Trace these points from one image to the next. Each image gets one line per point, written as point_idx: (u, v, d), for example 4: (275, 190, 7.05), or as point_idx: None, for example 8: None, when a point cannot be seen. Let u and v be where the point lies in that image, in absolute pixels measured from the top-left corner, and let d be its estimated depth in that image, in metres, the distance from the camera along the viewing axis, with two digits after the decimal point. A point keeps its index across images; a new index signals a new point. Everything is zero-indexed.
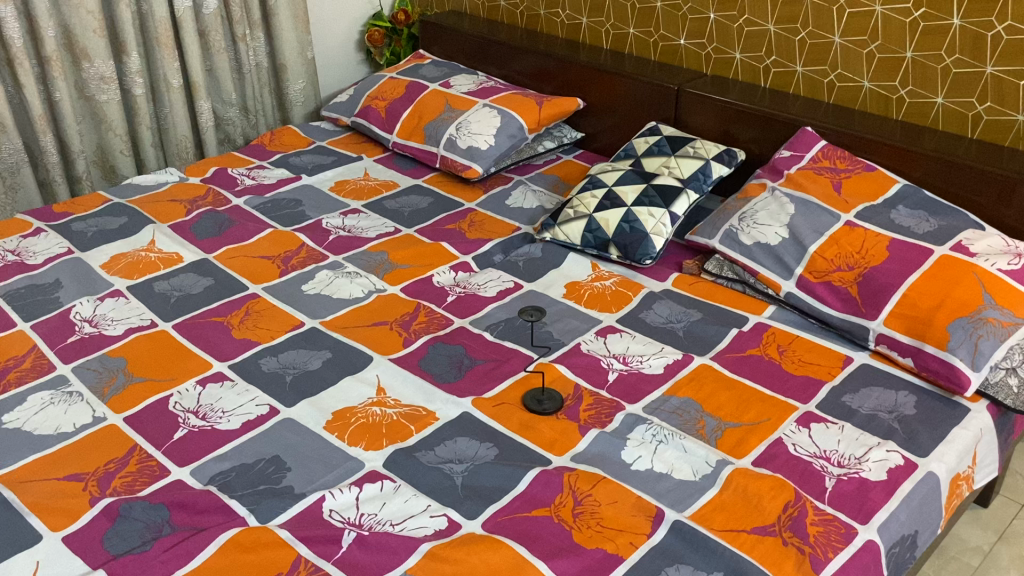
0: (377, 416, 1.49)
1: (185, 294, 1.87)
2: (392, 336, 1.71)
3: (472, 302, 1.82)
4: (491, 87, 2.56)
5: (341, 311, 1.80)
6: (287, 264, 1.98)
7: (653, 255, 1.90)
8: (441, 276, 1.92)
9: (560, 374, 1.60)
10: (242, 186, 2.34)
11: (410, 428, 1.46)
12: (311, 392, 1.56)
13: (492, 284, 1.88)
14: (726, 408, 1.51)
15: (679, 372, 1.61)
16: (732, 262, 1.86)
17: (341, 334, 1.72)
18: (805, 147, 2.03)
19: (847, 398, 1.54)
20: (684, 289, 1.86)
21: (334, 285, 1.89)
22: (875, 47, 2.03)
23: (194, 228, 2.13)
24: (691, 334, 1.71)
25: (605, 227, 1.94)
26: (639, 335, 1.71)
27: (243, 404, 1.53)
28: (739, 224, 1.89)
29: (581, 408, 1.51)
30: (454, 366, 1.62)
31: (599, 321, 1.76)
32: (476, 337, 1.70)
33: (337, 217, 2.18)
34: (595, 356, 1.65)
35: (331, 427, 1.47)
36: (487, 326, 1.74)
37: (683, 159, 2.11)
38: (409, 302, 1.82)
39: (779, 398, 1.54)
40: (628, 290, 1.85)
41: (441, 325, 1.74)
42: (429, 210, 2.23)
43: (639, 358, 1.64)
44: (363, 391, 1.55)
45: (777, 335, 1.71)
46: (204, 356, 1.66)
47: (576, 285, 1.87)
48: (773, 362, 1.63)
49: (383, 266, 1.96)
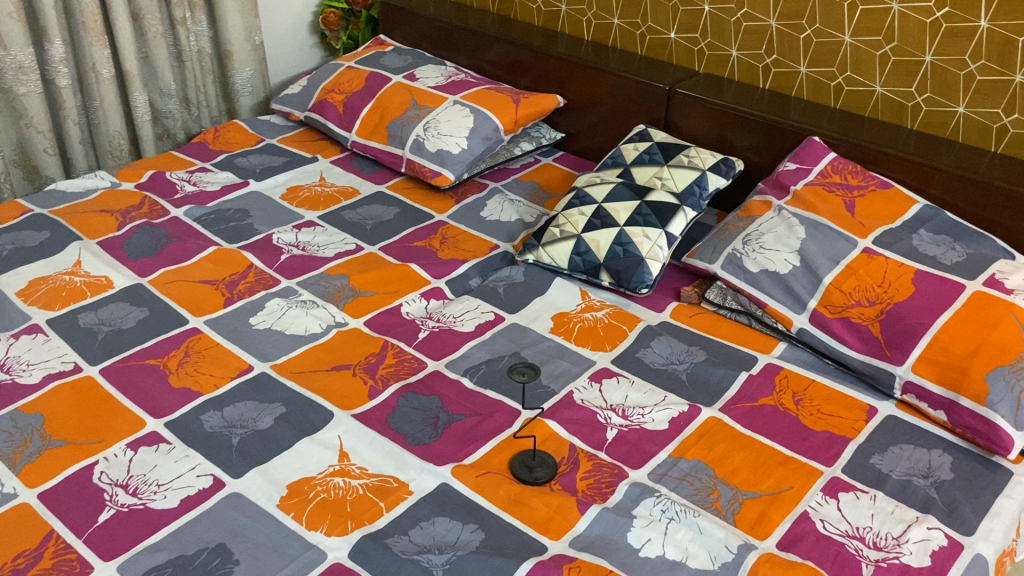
0: (342, 489, 1.28)
1: (115, 328, 1.62)
2: (356, 384, 1.49)
3: (446, 340, 1.60)
4: (461, 80, 2.33)
5: (297, 351, 1.57)
6: (233, 291, 1.74)
7: (649, 283, 1.69)
8: (410, 305, 1.70)
9: (552, 431, 1.40)
10: (182, 194, 2.08)
11: (380, 507, 1.26)
12: (262, 459, 1.34)
13: (469, 317, 1.66)
14: (742, 474, 1.33)
15: (685, 429, 1.41)
16: (737, 291, 1.67)
17: (296, 382, 1.49)
18: (813, 159, 1.84)
19: (876, 460, 1.36)
20: (683, 322, 1.67)
21: (287, 317, 1.66)
22: (890, 49, 1.84)
23: (126, 245, 1.87)
24: (696, 378, 1.52)
25: (595, 250, 1.73)
26: (638, 380, 1.51)
27: (181, 475, 1.30)
28: (744, 249, 1.70)
29: (577, 477, 1.32)
30: (429, 423, 1.41)
31: (592, 362, 1.55)
32: (453, 385, 1.49)
33: (290, 232, 1.95)
34: (590, 409, 1.44)
35: (287, 505, 1.26)
36: (465, 369, 1.53)
37: (677, 170, 1.91)
38: (375, 340, 1.60)
39: (800, 461, 1.36)
40: (623, 323, 1.65)
41: (412, 370, 1.52)
42: (395, 222, 2.00)
43: (639, 412, 1.44)
44: (324, 458, 1.34)
45: (790, 379, 1.52)
46: (136, 411, 1.43)
47: (563, 317, 1.66)
48: (789, 415, 1.45)
49: (344, 294, 1.73)
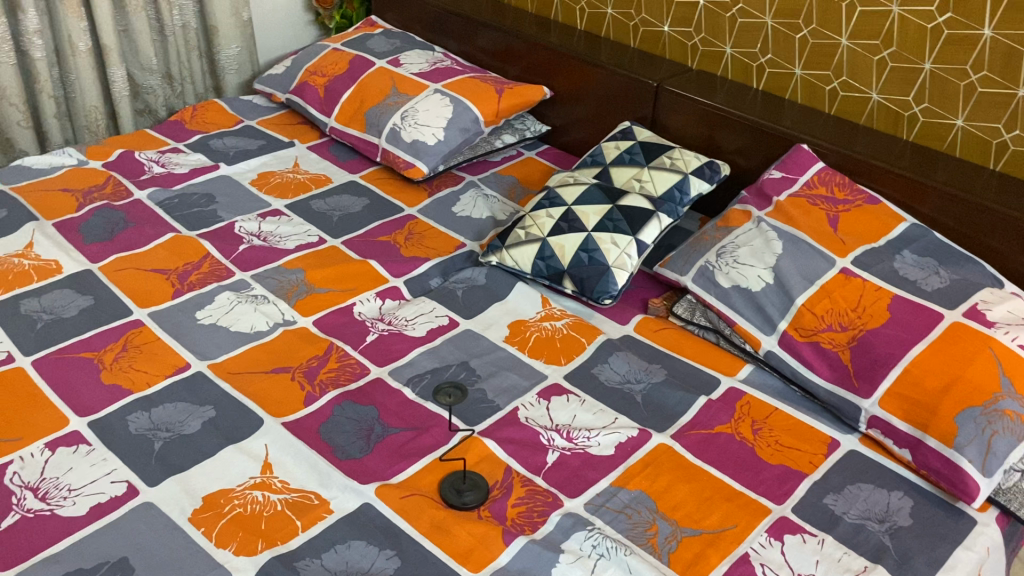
0: (259, 504, 1.22)
1: (56, 318, 1.57)
2: (293, 389, 1.42)
3: (394, 344, 1.53)
4: (447, 67, 2.24)
5: (238, 350, 1.51)
6: (184, 282, 1.68)
7: (613, 293, 1.60)
8: (364, 305, 1.63)
9: (489, 452, 1.32)
10: (149, 176, 2.02)
11: (295, 526, 1.20)
12: (182, 467, 1.28)
13: (422, 321, 1.58)
14: (684, 509, 1.25)
15: (632, 455, 1.33)
16: (706, 307, 1.58)
17: (231, 384, 1.43)
18: (799, 169, 1.74)
19: (830, 500, 1.27)
20: (647, 337, 1.58)
21: (234, 313, 1.59)
22: (888, 54, 1.73)
23: (83, 228, 1.82)
24: (651, 401, 1.44)
25: (559, 256, 1.65)
26: (589, 400, 1.43)
27: (95, 480, 1.25)
28: (717, 262, 1.61)
29: (508, 504, 1.24)
30: (361, 436, 1.34)
31: (543, 377, 1.48)
32: (393, 395, 1.42)
33: (253, 220, 1.88)
34: (532, 429, 1.37)
35: (199, 519, 1.20)
36: (408, 378, 1.45)
37: (657, 172, 1.82)
38: (320, 341, 1.53)
39: (749, 497, 1.27)
40: (582, 335, 1.56)
41: (352, 376, 1.45)
42: (363, 214, 1.93)
43: (585, 435, 1.36)
44: (246, 468, 1.28)
45: (752, 406, 1.43)
46: (61, 407, 1.37)
47: (520, 325, 1.58)
48: (746, 446, 1.36)
49: (297, 289, 1.66)
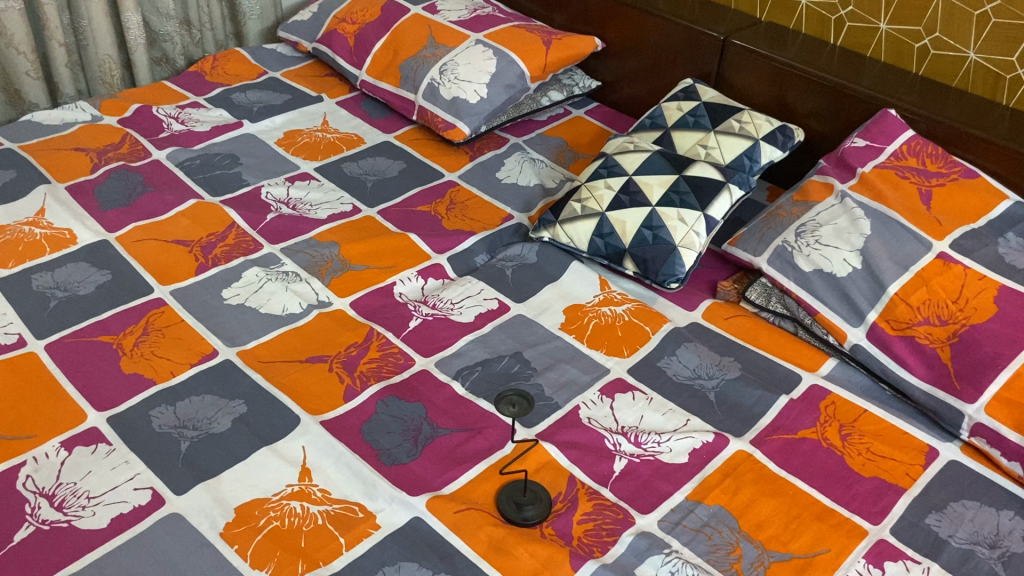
0: (298, 517, 1.10)
1: (71, 295, 1.43)
2: (331, 383, 1.29)
3: (440, 330, 1.39)
4: (488, 15, 2.06)
5: (269, 336, 1.38)
6: (208, 256, 1.54)
7: (680, 277, 1.46)
8: (404, 284, 1.49)
9: (550, 458, 1.19)
10: (168, 134, 1.87)
11: (339, 544, 1.07)
12: (212, 472, 1.15)
13: (469, 304, 1.44)
14: (770, 528, 1.12)
15: (708, 464, 1.20)
16: (784, 292, 1.44)
17: (263, 374, 1.30)
18: (886, 137, 1.56)
19: (933, 520, 1.14)
20: (718, 325, 1.44)
21: (263, 292, 1.46)
22: (991, 9, 1.54)
23: (98, 192, 1.68)
24: (726, 400, 1.30)
25: (620, 234, 1.50)
26: (657, 398, 1.29)
27: (116, 487, 1.13)
28: (796, 242, 1.45)
29: (573, 520, 1.12)
30: (408, 437, 1.21)
31: (604, 370, 1.34)
32: (441, 389, 1.28)
33: (280, 185, 1.74)
34: (596, 432, 1.23)
35: (231, 535, 1.08)
36: (458, 370, 1.32)
37: (725, 137, 1.65)
38: (359, 326, 1.39)
39: (842, 515, 1.14)
40: (646, 322, 1.42)
41: (396, 368, 1.31)
42: (399, 180, 1.78)
43: (654, 440, 1.23)
44: (282, 474, 1.15)
45: (838, 407, 1.30)
46: (78, 399, 1.25)
47: (577, 310, 1.44)
48: (834, 454, 1.23)
49: (331, 266, 1.52)
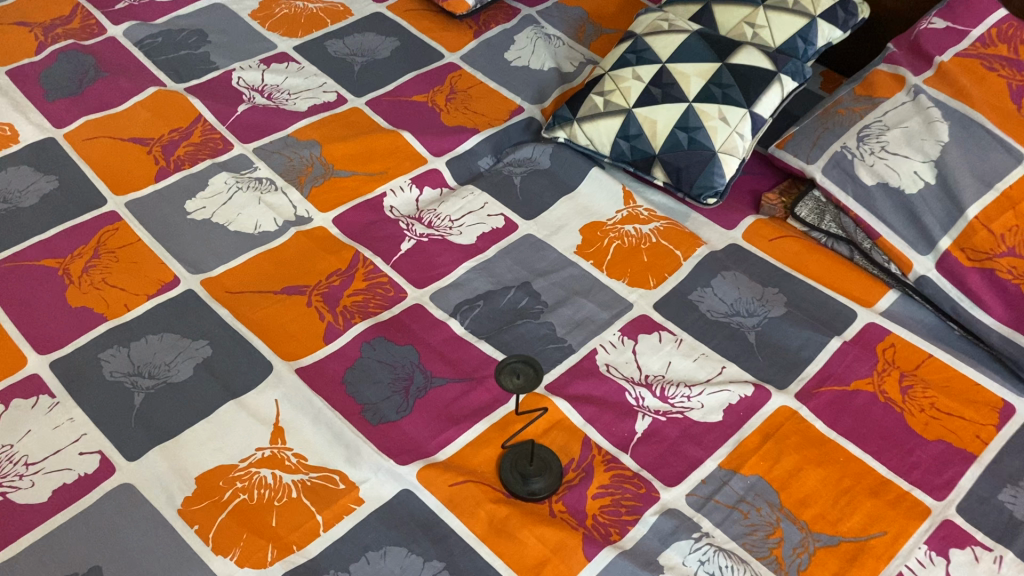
0: (268, 489, 0.95)
1: (11, 208, 1.24)
2: (309, 320, 1.11)
3: (436, 254, 1.20)
4: None
5: (239, 259, 1.19)
6: (170, 159, 1.33)
7: (718, 191, 1.25)
8: (395, 196, 1.29)
9: (561, 417, 1.02)
10: (125, 5, 1.62)
11: (315, 523, 0.93)
12: (170, 432, 1.00)
13: (470, 222, 1.24)
14: (816, 505, 0.97)
15: (745, 425, 1.03)
16: (840, 209, 1.22)
17: (230, 308, 1.12)
18: (971, 19, 1.30)
19: (1007, 497, 0.98)
20: (760, 247, 1.24)
21: (232, 205, 1.26)
22: None
23: (44, 78, 1.45)
24: (768, 342, 1.12)
25: (649, 136, 1.28)
26: (687, 340, 1.11)
27: (58, 452, 0.97)
28: (859, 148, 1.23)
29: (588, 495, 0.96)
30: (397, 389, 1.04)
31: (626, 306, 1.15)
32: (436, 329, 1.11)
33: (255, 68, 1.50)
34: (615, 384, 1.06)
35: (191, 513, 0.93)
36: (456, 306, 1.14)
37: (776, 15, 1.38)
38: (342, 249, 1.20)
39: (900, 489, 0.98)
40: (676, 245, 1.23)
41: (384, 303, 1.13)
42: (392, 61, 1.53)
43: (683, 394, 1.05)
44: (251, 436, 0.99)
45: (899, 351, 1.12)
46: (17, 339, 1.08)
47: (596, 229, 1.25)
48: (893, 412, 1.05)
49: (311, 171, 1.31)
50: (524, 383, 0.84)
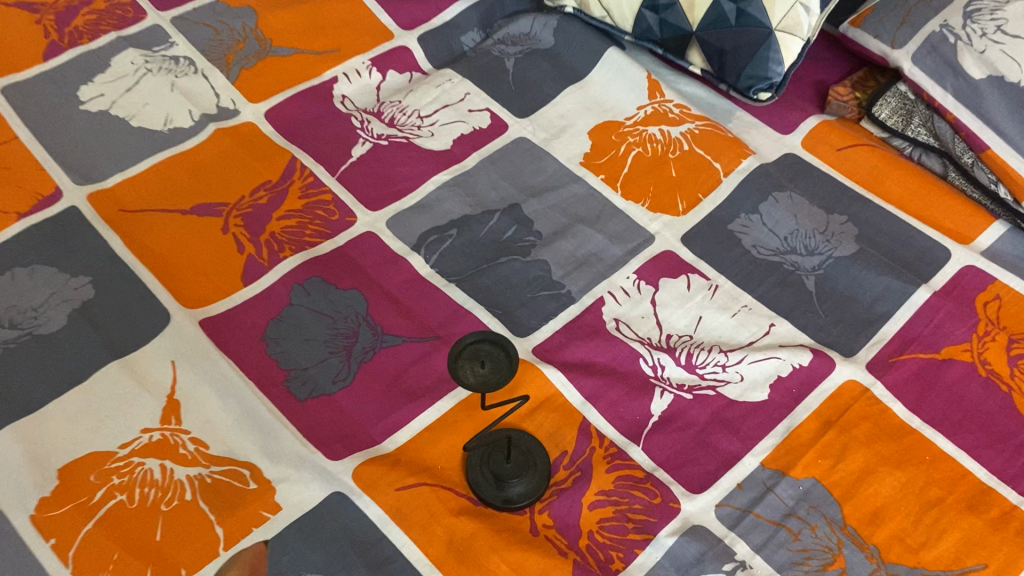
0: (154, 488, 0.70)
1: None
2: (225, 254, 0.84)
3: (399, 162, 0.91)
4: None
5: (142, 165, 0.91)
6: (63, 29, 1.03)
7: (774, 83, 0.95)
8: (350, 82, 0.99)
9: (552, 394, 0.77)
10: None
11: (214, 537, 0.68)
12: (28, 404, 0.74)
13: (445, 121, 0.95)
14: (891, 523, 0.72)
15: (799, 408, 0.77)
16: (934, 109, 0.92)
17: (125, 233, 0.85)
18: None
19: None
20: (822, 156, 0.95)
21: (138, 92, 0.97)
22: None
23: None
24: (832, 292, 0.84)
25: (685, 7, 0.95)
26: (725, 287, 0.84)
27: None
28: (966, 27, 0.91)
29: (583, 503, 0.71)
30: (335, 348, 0.78)
31: (645, 239, 0.87)
32: (392, 266, 0.84)
33: None
34: (626, 348, 0.79)
35: (46, 522, 0.68)
36: (420, 235, 0.86)
37: None
38: (276, 155, 0.92)
39: (1006, 503, 0.73)
40: (715, 153, 0.93)
41: (325, 229, 0.86)
42: None
43: (716, 362, 0.79)
44: (137, 413, 0.74)
45: (1006, 308, 0.84)
46: None
47: (610, 133, 0.95)
48: (997, 392, 0.79)
49: (242, 49, 1.01)
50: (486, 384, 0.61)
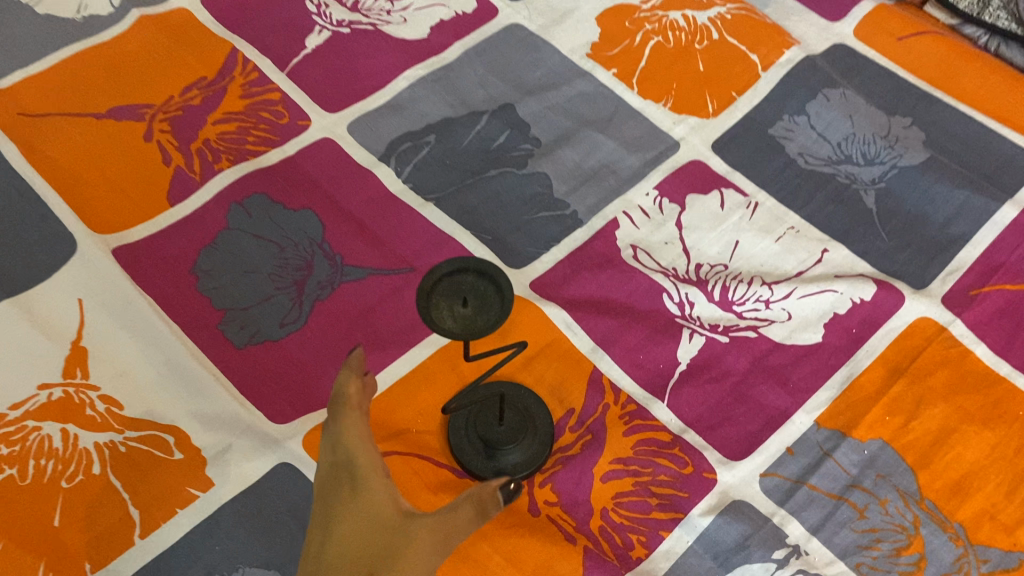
0: (52, 458, 0.55)
1: None
2: (147, 168, 0.68)
3: (367, 55, 0.75)
4: None
5: (47, 59, 0.73)
6: None
7: None
8: None
9: (554, 338, 0.61)
10: None
11: (128, 521, 0.53)
12: None
13: (421, 5, 0.78)
14: (980, 495, 0.57)
15: (861, 352, 0.62)
16: None
17: (23, 140, 0.69)
18: None
19: None
20: (875, 47, 0.79)
21: None
22: None
23: None
24: (897, 209, 0.69)
25: None
26: (765, 205, 0.69)
27: None
28: None
29: (594, 474, 0.56)
30: (283, 282, 0.62)
31: (668, 147, 0.72)
32: (355, 179, 0.68)
33: None
34: (646, 281, 0.64)
35: None
36: (392, 142, 0.70)
37: None
38: (214, 47, 0.75)
39: None
40: (750, 45, 0.77)
41: (272, 136, 0.70)
42: None
43: (758, 296, 0.64)
44: (30, 364, 0.58)
45: None
46: None
47: (623, 19, 0.79)
48: None
49: None
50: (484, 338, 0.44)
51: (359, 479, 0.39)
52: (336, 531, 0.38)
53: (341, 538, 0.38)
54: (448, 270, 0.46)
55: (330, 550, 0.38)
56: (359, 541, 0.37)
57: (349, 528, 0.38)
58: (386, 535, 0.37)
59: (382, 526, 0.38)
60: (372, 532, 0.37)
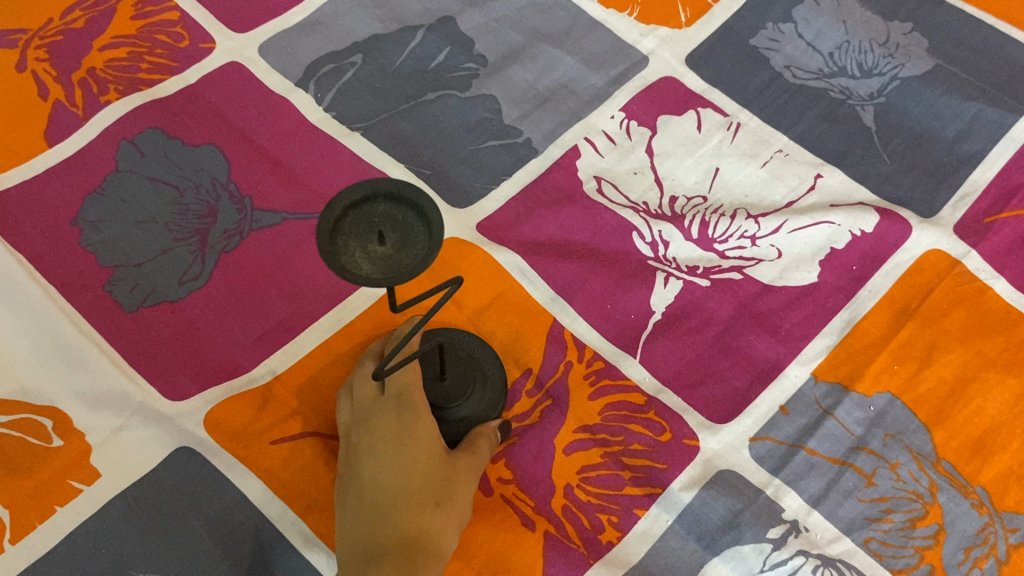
0: None
1: None
2: (19, 102, 0.57)
3: None
4: None
5: None
6: None
7: None
8: None
9: (506, 288, 0.52)
10: None
11: None
12: None
13: None
14: (1007, 453, 0.49)
15: (863, 291, 0.53)
16: None
17: None
18: None
19: None
20: None
21: None
22: None
23: None
24: (899, 126, 0.60)
25: None
26: (749, 126, 0.59)
27: None
28: None
29: (556, 446, 0.48)
30: (184, 229, 0.53)
31: (635, 64, 0.62)
32: (270, 109, 0.58)
33: None
34: (611, 217, 0.55)
35: None
36: (313, 66, 0.60)
37: None
38: None
39: None
40: None
41: (170, 62, 0.59)
42: None
43: (742, 230, 0.55)
44: None
45: None
46: None
47: None
48: None
49: None
50: (412, 278, 0.35)
51: (406, 413, 0.44)
52: (385, 460, 0.43)
53: (393, 467, 0.42)
54: (353, 202, 0.37)
55: (387, 469, 0.42)
56: (415, 472, 0.43)
57: (403, 457, 0.43)
58: (433, 465, 0.43)
59: (432, 455, 0.43)
60: (421, 460, 0.43)
